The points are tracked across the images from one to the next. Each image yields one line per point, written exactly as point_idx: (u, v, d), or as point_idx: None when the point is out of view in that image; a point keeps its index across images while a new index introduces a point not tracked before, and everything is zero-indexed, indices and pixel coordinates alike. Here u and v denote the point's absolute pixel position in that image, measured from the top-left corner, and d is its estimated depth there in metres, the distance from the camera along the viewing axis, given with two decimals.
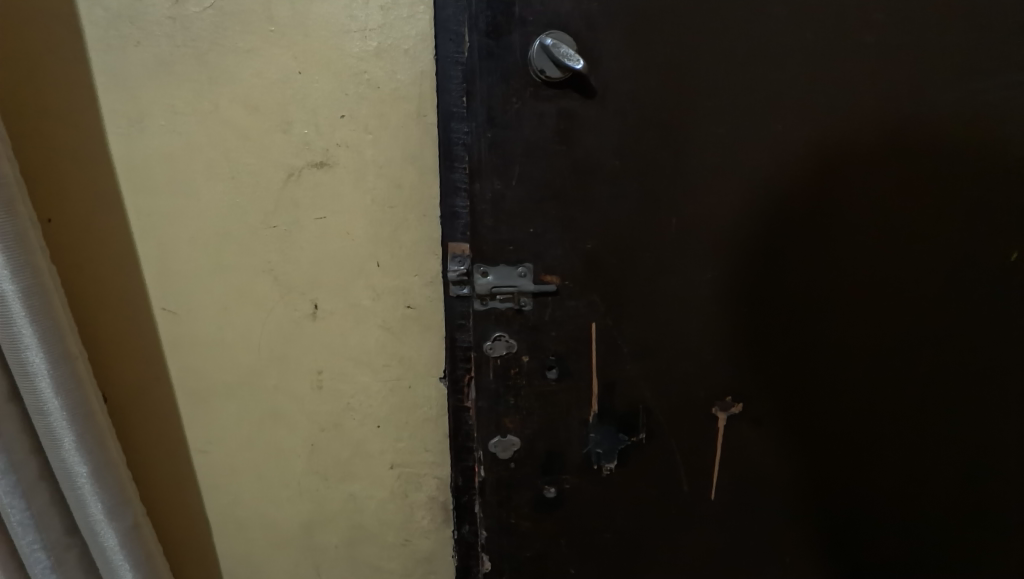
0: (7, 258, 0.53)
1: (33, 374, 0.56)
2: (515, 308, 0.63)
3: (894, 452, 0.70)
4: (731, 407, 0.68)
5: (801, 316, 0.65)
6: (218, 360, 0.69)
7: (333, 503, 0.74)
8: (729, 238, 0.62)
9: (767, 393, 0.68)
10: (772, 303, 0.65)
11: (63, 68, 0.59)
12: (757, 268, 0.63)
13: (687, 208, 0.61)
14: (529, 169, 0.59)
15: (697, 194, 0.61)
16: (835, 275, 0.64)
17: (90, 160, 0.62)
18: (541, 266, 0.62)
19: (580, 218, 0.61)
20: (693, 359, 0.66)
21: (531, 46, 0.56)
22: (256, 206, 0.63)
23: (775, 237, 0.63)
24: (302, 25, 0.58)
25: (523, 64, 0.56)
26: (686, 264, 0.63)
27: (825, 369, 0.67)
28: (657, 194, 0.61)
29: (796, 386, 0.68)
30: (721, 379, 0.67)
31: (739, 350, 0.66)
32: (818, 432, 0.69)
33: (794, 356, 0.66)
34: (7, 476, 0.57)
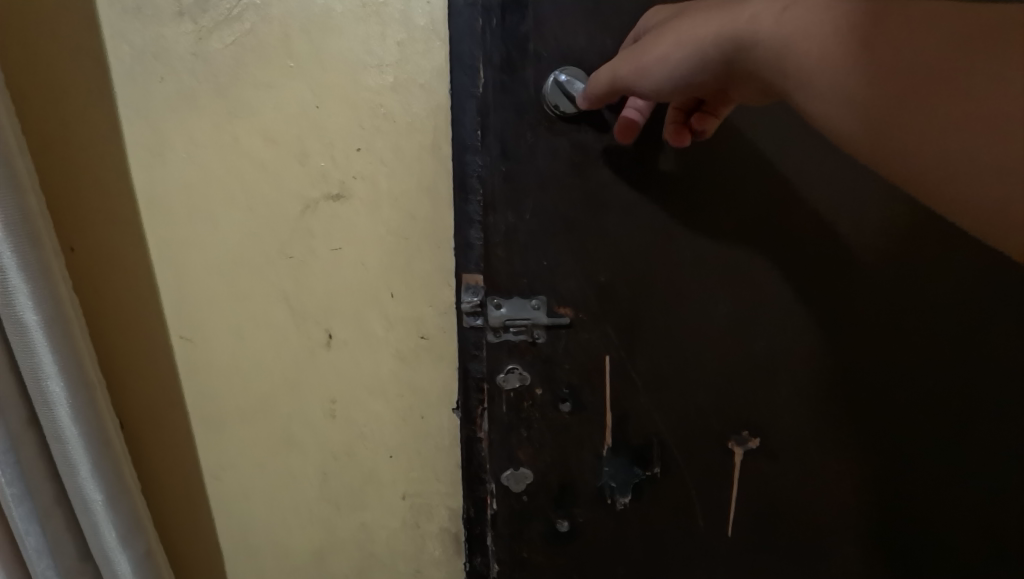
0: (31, 289, 0.54)
1: (54, 402, 0.57)
2: (529, 340, 0.63)
3: (910, 489, 0.68)
4: (748, 442, 0.66)
5: (821, 341, 0.63)
6: (234, 386, 0.69)
7: (344, 531, 0.75)
8: (743, 269, 0.61)
9: (782, 425, 0.66)
10: (791, 327, 0.63)
11: (90, 103, 0.61)
12: (766, 300, 0.62)
13: (704, 237, 0.60)
14: (544, 203, 0.59)
15: (714, 224, 0.60)
16: (846, 307, 0.62)
17: (114, 191, 0.63)
18: (556, 298, 0.62)
19: (594, 250, 0.60)
20: (709, 392, 0.65)
21: (545, 81, 0.56)
22: (272, 236, 0.64)
23: (790, 265, 0.61)
24: (320, 60, 0.58)
25: (538, 98, 0.57)
26: (701, 296, 0.62)
27: (835, 403, 0.65)
28: (672, 227, 0.60)
29: (815, 413, 0.65)
30: (738, 411, 0.65)
31: (757, 377, 0.64)
32: (828, 467, 0.67)
33: (813, 383, 0.64)
34: (25, 503, 0.59)
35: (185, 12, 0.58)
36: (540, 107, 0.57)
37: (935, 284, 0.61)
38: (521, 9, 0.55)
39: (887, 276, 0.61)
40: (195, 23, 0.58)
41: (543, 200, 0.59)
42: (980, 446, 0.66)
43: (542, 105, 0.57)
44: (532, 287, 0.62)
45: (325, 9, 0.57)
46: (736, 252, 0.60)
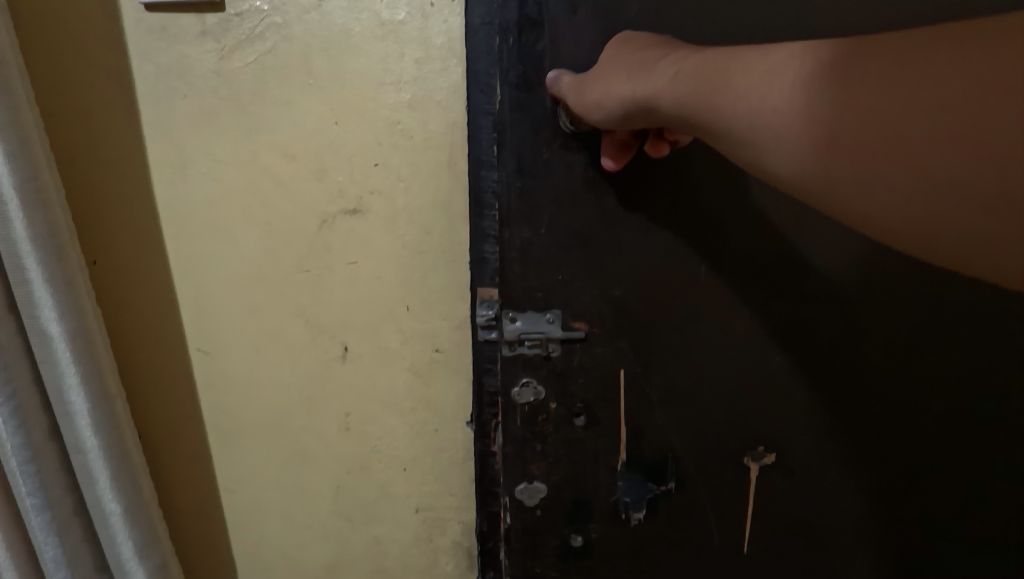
0: (57, 302, 0.55)
1: (75, 413, 0.58)
2: (543, 354, 0.63)
3: (934, 507, 0.67)
4: (764, 457, 0.66)
5: (837, 355, 0.63)
6: (250, 398, 0.70)
7: (357, 545, 0.74)
8: (759, 285, 0.61)
9: (799, 442, 0.65)
10: (806, 338, 0.62)
11: (115, 120, 0.62)
12: (781, 318, 0.62)
13: (718, 250, 0.60)
14: (559, 218, 0.60)
15: (729, 238, 0.60)
16: (861, 326, 0.62)
17: (136, 206, 0.65)
18: (570, 312, 0.62)
19: (609, 265, 0.61)
20: (723, 406, 0.64)
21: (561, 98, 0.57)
22: (290, 250, 0.65)
23: (805, 283, 0.61)
24: (339, 78, 0.59)
25: (553, 115, 0.57)
26: (717, 312, 0.62)
27: (852, 422, 0.65)
28: (688, 242, 0.60)
29: (831, 425, 0.65)
30: (753, 425, 0.65)
31: (772, 389, 0.64)
32: (848, 486, 0.67)
33: (829, 394, 0.64)
34: (44, 513, 0.60)
35: (208, 32, 0.59)
36: (556, 124, 0.57)
37: (955, 295, 0.60)
38: (537, 29, 0.56)
39: (904, 288, 0.60)
40: (218, 43, 0.59)
41: (557, 215, 0.60)
42: (1004, 460, 0.65)
43: (557, 121, 0.57)
44: (547, 301, 0.62)
45: (345, 29, 0.58)
46: (752, 262, 0.60)
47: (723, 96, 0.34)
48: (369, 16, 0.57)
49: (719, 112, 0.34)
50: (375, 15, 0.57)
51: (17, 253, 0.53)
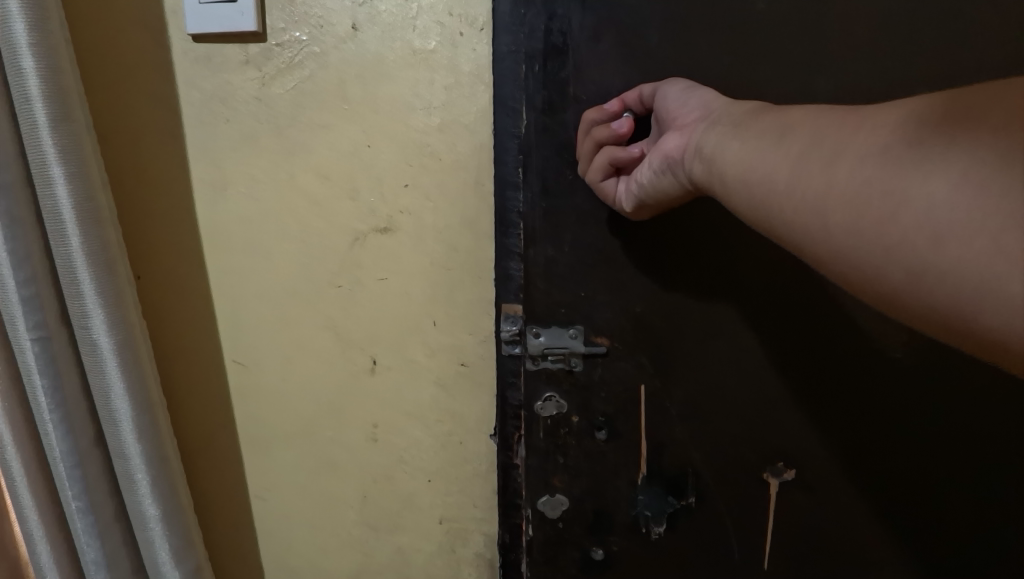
0: (106, 314, 0.58)
1: (119, 420, 0.61)
2: (566, 368, 0.65)
3: (941, 526, 0.67)
4: (784, 473, 0.66)
5: (845, 374, 0.63)
6: (282, 408, 0.73)
7: (382, 555, 0.76)
8: (772, 302, 0.62)
9: (812, 459, 0.66)
10: (825, 352, 0.63)
11: (161, 143, 0.66)
12: (789, 336, 0.63)
13: (738, 268, 0.61)
14: (582, 235, 0.62)
15: (748, 255, 0.61)
16: (865, 346, 0.62)
17: (180, 224, 0.68)
18: (591, 327, 0.64)
19: (630, 282, 0.63)
20: (742, 420, 0.65)
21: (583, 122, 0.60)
22: (323, 267, 0.67)
23: (810, 302, 0.62)
24: (373, 103, 0.63)
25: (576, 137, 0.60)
26: (734, 328, 0.63)
27: (861, 440, 0.65)
28: (706, 259, 0.61)
29: (839, 442, 0.65)
30: (771, 438, 0.66)
31: (787, 402, 0.64)
32: (856, 504, 0.67)
33: (846, 407, 0.64)
34: (87, 516, 0.63)
35: (250, 61, 0.63)
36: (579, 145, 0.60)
37: None
38: (562, 56, 0.58)
39: None
40: (259, 71, 0.63)
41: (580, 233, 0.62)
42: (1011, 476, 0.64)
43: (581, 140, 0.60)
44: (570, 317, 0.64)
45: (379, 58, 0.61)
46: (770, 277, 0.61)
47: (773, 112, 0.41)
48: (402, 45, 0.61)
49: (757, 129, 0.41)
50: (408, 44, 0.61)
51: (73, 271, 0.57)
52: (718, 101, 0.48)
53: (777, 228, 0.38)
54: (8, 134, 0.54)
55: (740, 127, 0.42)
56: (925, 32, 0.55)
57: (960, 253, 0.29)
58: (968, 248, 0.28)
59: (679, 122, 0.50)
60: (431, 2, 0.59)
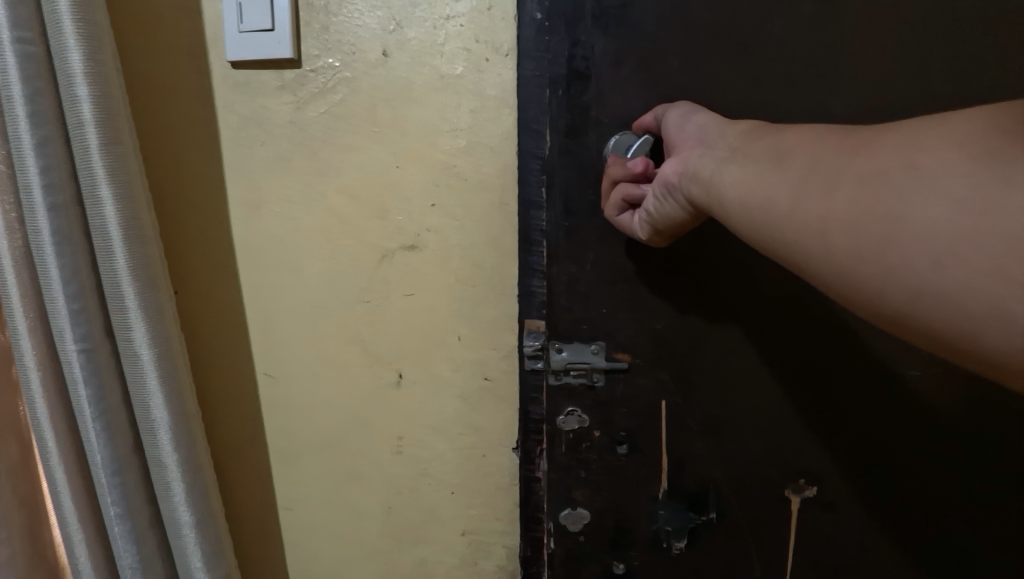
0: (147, 328, 0.61)
1: (157, 429, 0.64)
2: (587, 383, 0.66)
3: (961, 544, 0.66)
4: (805, 490, 0.67)
5: (858, 390, 0.63)
6: (310, 420, 0.75)
7: (406, 566, 0.77)
8: (786, 317, 0.62)
9: (829, 476, 0.66)
10: (843, 370, 0.63)
11: (200, 165, 0.69)
12: (801, 352, 0.63)
13: (757, 285, 0.62)
14: (604, 251, 0.63)
15: (763, 271, 0.62)
16: (876, 361, 0.62)
17: (216, 242, 0.71)
18: (613, 343, 0.66)
19: (650, 297, 0.64)
20: (760, 438, 0.66)
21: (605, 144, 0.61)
22: (352, 283, 0.70)
23: (821, 317, 0.62)
24: (402, 126, 0.65)
25: (599, 158, 0.62)
26: (749, 343, 0.64)
27: (876, 456, 0.65)
28: (723, 274, 0.62)
29: (854, 459, 0.65)
30: (790, 455, 0.66)
31: (805, 420, 0.64)
32: (875, 522, 0.66)
33: (860, 422, 0.64)
34: (125, 521, 0.66)
35: (285, 86, 0.66)
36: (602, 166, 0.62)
37: None
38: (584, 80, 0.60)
39: None
40: (294, 95, 0.66)
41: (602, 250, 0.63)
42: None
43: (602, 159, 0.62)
44: (593, 332, 0.65)
45: (407, 83, 0.64)
46: (788, 294, 0.62)
47: (768, 135, 0.42)
48: (430, 71, 0.63)
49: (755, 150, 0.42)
50: (435, 69, 0.63)
51: (118, 287, 0.60)
52: (715, 122, 0.49)
53: (782, 250, 0.39)
54: (61, 159, 0.58)
55: (738, 151, 0.43)
56: (942, 55, 0.56)
57: (962, 274, 0.30)
58: (969, 269, 0.30)
59: (678, 145, 0.51)
60: (458, 30, 0.62)
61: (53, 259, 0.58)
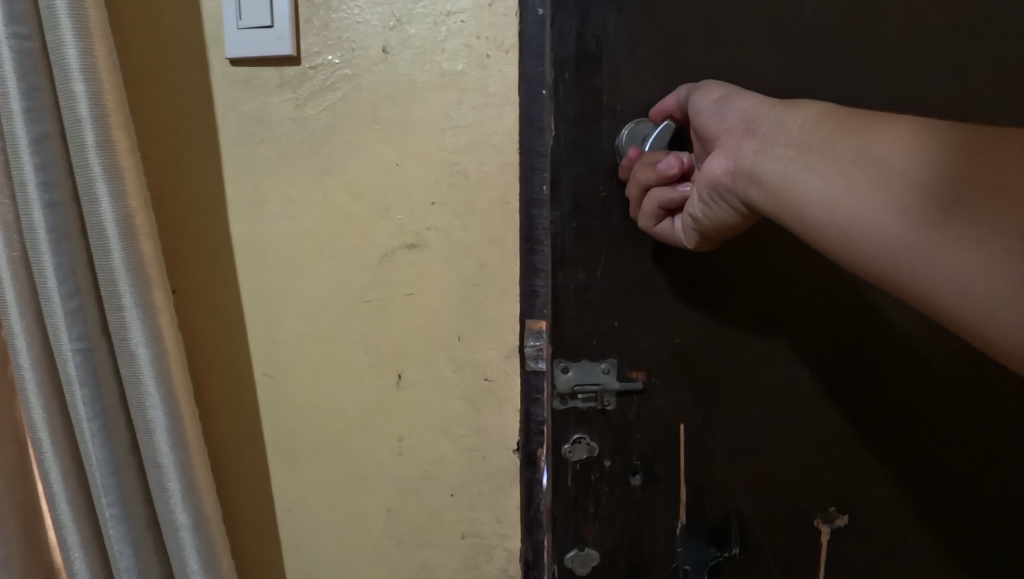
0: (145, 327, 0.60)
1: (155, 430, 0.63)
2: (598, 407, 0.66)
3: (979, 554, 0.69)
4: (836, 519, 0.68)
5: (880, 414, 0.65)
6: (310, 421, 0.74)
7: (407, 569, 0.76)
8: (811, 342, 0.64)
9: (859, 501, 0.68)
10: (875, 398, 0.65)
11: (198, 163, 0.69)
12: (827, 377, 0.65)
13: (779, 311, 0.63)
14: (619, 269, 0.63)
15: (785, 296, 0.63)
16: (899, 385, 0.65)
17: (215, 240, 0.70)
18: (626, 360, 0.65)
19: (666, 309, 0.64)
20: (794, 468, 0.67)
21: (617, 136, 0.61)
22: (353, 282, 0.69)
23: (844, 343, 0.64)
24: (404, 124, 0.64)
25: (610, 151, 0.61)
26: (775, 371, 0.65)
27: (901, 478, 0.67)
28: (742, 292, 0.63)
29: (882, 484, 0.67)
30: (823, 483, 0.67)
31: (839, 447, 0.66)
32: (902, 544, 0.69)
33: (884, 446, 0.66)
34: (122, 523, 0.65)
35: (286, 83, 0.65)
36: (614, 157, 0.61)
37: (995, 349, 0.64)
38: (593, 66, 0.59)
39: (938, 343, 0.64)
40: (294, 93, 0.65)
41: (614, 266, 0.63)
42: None
43: (618, 156, 0.61)
44: (606, 348, 0.65)
45: (409, 80, 0.63)
46: (814, 323, 0.64)
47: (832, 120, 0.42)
48: (431, 68, 0.62)
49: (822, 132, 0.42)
50: (437, 66, 0.62)
51: (116, 285, 0.59)
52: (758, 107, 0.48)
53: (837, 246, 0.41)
54: (59, 155, 0.58)
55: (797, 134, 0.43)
56: None
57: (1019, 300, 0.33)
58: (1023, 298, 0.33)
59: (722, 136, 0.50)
60: (460, 27, 0.61)
61: (49, 257, 0.58)
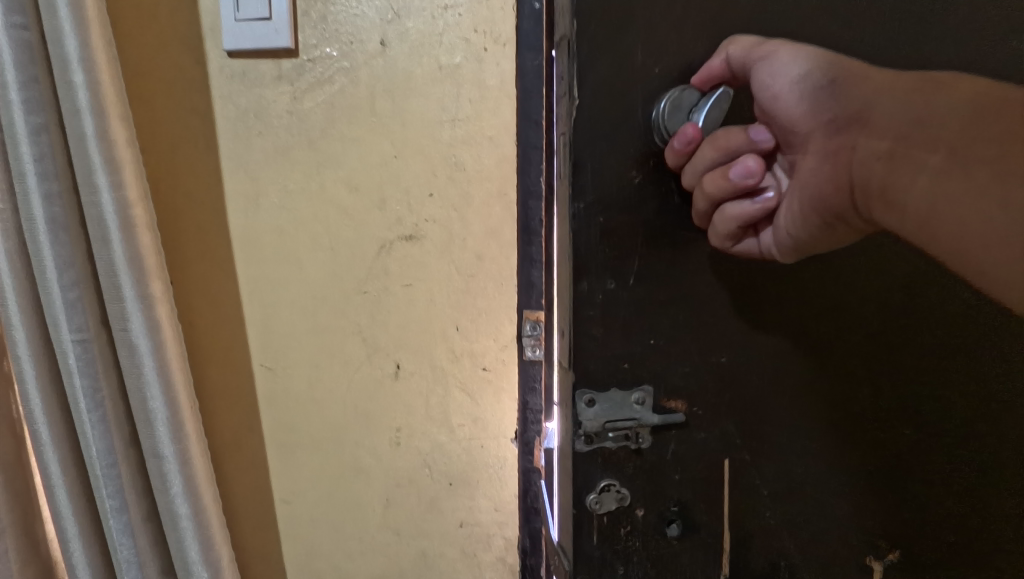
0: (145, 318, 0.61)
1: (155, 420, 0.63)
2: (633, 446, 0.50)
3: None
4: (889, 555, 0.54)
5: (942, 428, 0.52)
6: (309, 413, 0.74)
7: (405, 559, 0.77)
8: (861, 339, 0.51)
9: (915, 538, 0.54)
10: (943, 405, 0.52)
11: (195, 154, 0.69)
12: (879, 381, 0.52)
13: (836, 306, 0.51)
14: (660, 270, 0.49)
15: (847, 288, 0.50)
16: (965, 391, 0.52)
17: (212, 231, 0.71)
18: (665, 387, 0.50)
19: (708, 316, 0.50)
20: (846, 494, 0.53)
21: (651, 105, 0.46)
22: (350, 274, 0.70)
23: (900, 339, 0.51)
24: (401, 116, 0.65)
25: (643, 124, 0.46)
26: (822, 377, 0.52)
27: (966, 510, 0.54)
28: (806, 288, 0.50)
29: (944, 516, 0.54)
30: (873, 515, 0.53)
31: (900, 467, 0.53)
32: None
33: (946, 467, 0.53)
34: (122, 514, 0.65)
35: (283, 76, 0.65)
36: (647, 134, 0.46)
37: None
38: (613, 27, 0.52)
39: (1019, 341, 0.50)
40: (292, 85, 0.66)
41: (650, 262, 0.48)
42: None
43: (652, 108, 0.46)
44: (646, 373, 0.50)
45: (407, 72, 0.64)
46: (868, 316, 0.51)
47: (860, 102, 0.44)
48: (429, 61, 0.63)
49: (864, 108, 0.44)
50: (435, 59, 0.63)
51: (116, 276, 0.60)
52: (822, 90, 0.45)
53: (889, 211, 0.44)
54: (58, 147, 0.58)
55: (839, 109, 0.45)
56: None
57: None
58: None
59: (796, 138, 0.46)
60: (458, 20, 0.62)
61: (48, 248, 0.58)
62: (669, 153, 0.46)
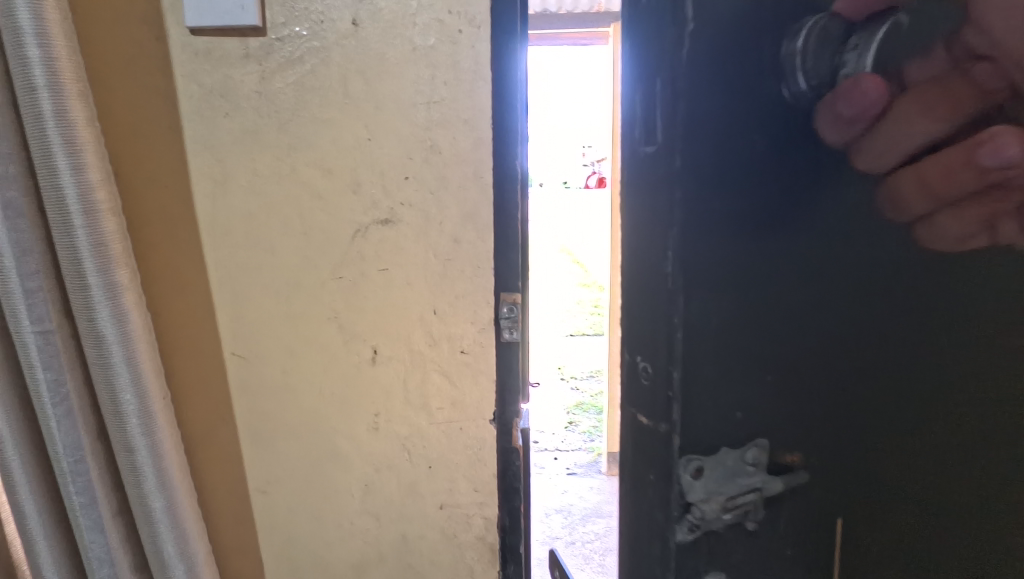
0: (113, 307, 0.59)
1: (126, 414, 0.62)
2: (747, 526, 0.30)
3: None
4: None
5: (941, 529, 0.33)
6: (284, 401, 0.73)
7: (385, 543, 0.77)
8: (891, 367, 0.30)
9: None
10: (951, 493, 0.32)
11: (158, 137, 0.66)
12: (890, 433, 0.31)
13: (877, 318, 0.30)
14: (793, 269, 0.28)
15: (919, 282, 0.29)
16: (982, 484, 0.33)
17: (177, 217, 0.68)
18: (788, 437, 0.30)
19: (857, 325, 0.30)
20: None
21: (785, 35, 0.26)
22: (324, 259, 0.69)
23: (939, 378, 0.31)
24: (374, 98, 0.64)
25: (773, 59, 0.26)
26: (842, 423, 0.31)
27: None
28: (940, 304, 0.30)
29: None
30: None
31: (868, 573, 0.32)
32: None
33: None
34: (91, 510, 0.63)
35: (251, 55, 0.64)
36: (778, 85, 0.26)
37: None
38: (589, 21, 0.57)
39: None
40: (259, 65, 0.64)
41: (774, 257, 0.28)
42: None
43: (784, 81, 0.26)
44: (770, 437, 0.30)
45: (380, 54, 0.63)
46: (908, 327, 0.30)
47: None
48: (402, 42, 0.63)
49: None
50: (408, 41, 0.63)
51: (80, 264, 0.57)
52: None
53: None
54: (10, 129, 0.55)
55: None
56: None
57: None
58: None
59: None
60: (431, 1, 0.62)
61: (5, 236, 0.55)
62: (829, 121, 0.27)
